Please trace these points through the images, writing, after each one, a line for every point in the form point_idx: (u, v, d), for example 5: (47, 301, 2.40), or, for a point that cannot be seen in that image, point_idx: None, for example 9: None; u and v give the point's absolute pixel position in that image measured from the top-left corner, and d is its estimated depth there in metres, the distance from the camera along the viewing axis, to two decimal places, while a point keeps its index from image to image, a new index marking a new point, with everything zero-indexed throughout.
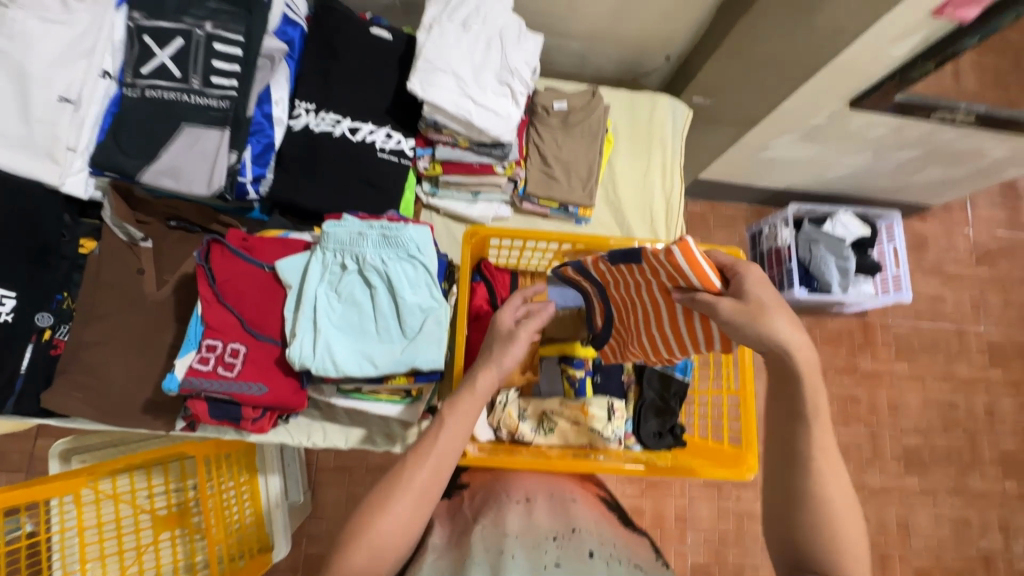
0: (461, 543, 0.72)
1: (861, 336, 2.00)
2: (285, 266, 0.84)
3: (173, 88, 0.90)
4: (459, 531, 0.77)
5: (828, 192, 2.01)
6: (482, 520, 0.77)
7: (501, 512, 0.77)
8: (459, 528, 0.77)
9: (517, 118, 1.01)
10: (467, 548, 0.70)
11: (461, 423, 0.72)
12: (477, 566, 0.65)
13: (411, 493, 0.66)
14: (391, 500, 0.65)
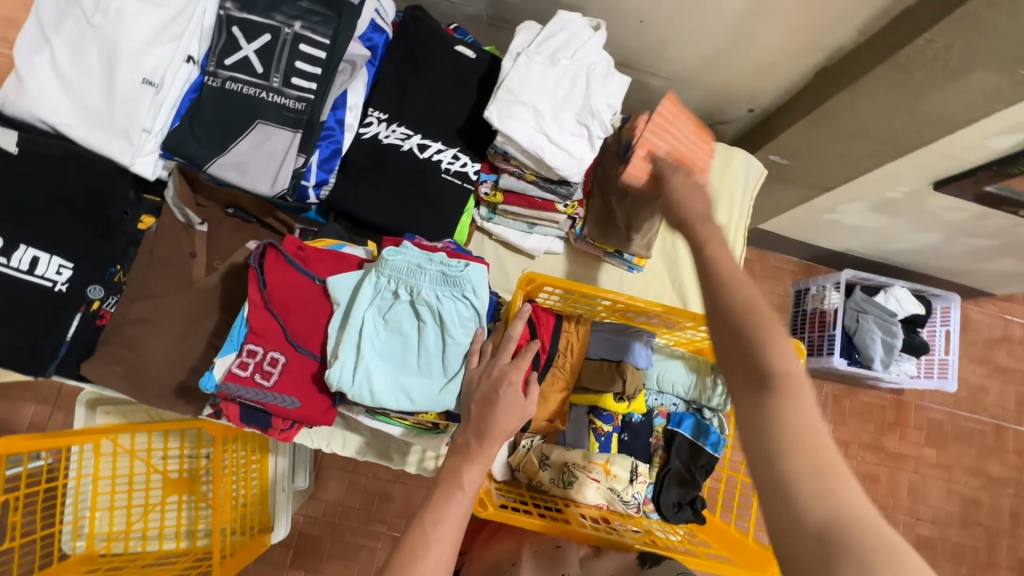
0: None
1: (892, 414, 1.93)
2: (338, 283, 0.82)
3: (253, 83, 0.89)
4: None
5: (886, 262, 1.92)
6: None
7: None
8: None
9: (589, 160, 0.98)
10: None
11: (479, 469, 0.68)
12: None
13: (441, 542, 0.61)
14: (421, 556, 0.60)
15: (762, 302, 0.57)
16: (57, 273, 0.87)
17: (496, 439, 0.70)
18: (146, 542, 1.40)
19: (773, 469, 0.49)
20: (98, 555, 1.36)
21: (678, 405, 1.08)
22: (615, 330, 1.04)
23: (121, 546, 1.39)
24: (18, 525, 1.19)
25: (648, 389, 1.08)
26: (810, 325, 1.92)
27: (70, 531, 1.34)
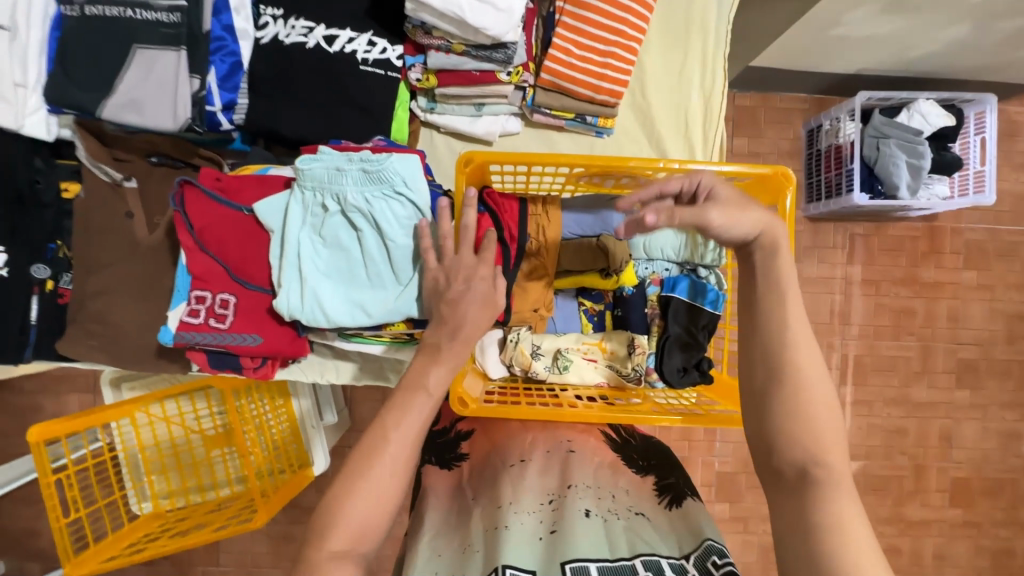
0: (459, 521, 0.71)
1: (926, 244, 1.83)
2: (265, 209, 0.76)
3: (116, 2, 0.79)
4: (460, 511, 0.73)
5: (908, 75, 1.69)
6: (483, 499, 0.73)
7: (496, 480, 0.74)
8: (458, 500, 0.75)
9: (520, 10, 0.83)
10: (467, 528, 0.69)
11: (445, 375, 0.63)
12: (477, 555, 0.64)
13: (399, 441, 0.60)
14: (377, 455, 0.59)
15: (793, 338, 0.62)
16: None
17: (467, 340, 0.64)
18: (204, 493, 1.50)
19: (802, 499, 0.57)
20: (166, 511, 1.47)
21: (671, 269, 1.00)
22: (586, 204, 0.96)
23: (184, 500, 1.49)
24: (78, 497, 1.30)
25: (636, 259, 0.99)
26: (826, 164, 1.75)
27: (133, 495, 1.46)
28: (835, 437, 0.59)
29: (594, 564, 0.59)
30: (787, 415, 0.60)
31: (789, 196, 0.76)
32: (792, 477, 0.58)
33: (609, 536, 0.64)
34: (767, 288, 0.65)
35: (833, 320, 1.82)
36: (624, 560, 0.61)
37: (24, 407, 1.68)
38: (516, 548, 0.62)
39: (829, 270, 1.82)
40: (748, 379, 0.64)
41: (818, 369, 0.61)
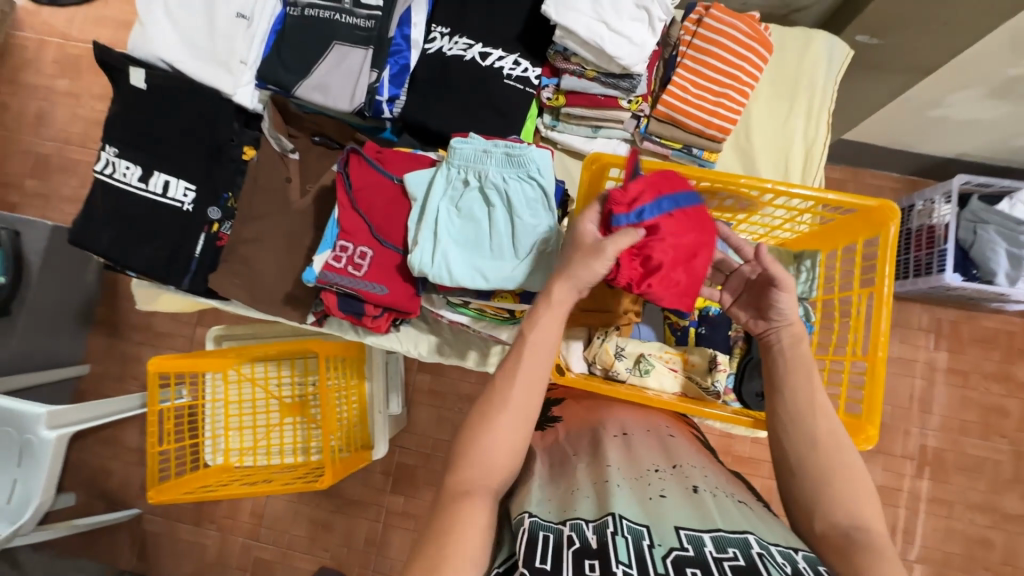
0: (563, 473, 0.73)
1: (1023, 341, 1.74)
2: (413, 179, 0.89)
3: (327, 7, 0.98)
4: (561, 462, 0.76)
5: (1011, 166, 1.69)
6: (582, 454, 0.76)
7: (598, 445, 0.77)
8: (563, 458, 0.77)
9: (651, 46, 0.96)
10: (571, 475, 0.71)
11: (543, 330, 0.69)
12: (585, 499, 0.65)
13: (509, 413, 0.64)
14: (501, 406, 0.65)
15: (816, 407, 0.70)
16: (183, 195, 1.03)
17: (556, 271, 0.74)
18: (269, 457, 1.60)
19: (851, 534, 0.61)
20: (233, 467, 1.58)
21: None
22: None
23: (251, 459, 1.60)
24: (170, 432, 1.44)
25: None
26: (916, 243, 1.73)
27: (211, 445, 1.58)
28: (869, 498, 0.64)
29: (709, 533, 0.58)
30: (823, 479, 0.65)
31: (892, 229, 0.80)
32: (838, 539, 0.62)
33: (722, 509, 0.63)
34: (789, 369, 0.73)
35: (913, 405, 1.73)
36: (735, 532, 0.58)
37: (129, 353, 1.87)
38: (628, 503, 0.62)
39: (913, 351, 1.76)
40: (780, 449, 0.71)
41: (841, 435, 0.68)
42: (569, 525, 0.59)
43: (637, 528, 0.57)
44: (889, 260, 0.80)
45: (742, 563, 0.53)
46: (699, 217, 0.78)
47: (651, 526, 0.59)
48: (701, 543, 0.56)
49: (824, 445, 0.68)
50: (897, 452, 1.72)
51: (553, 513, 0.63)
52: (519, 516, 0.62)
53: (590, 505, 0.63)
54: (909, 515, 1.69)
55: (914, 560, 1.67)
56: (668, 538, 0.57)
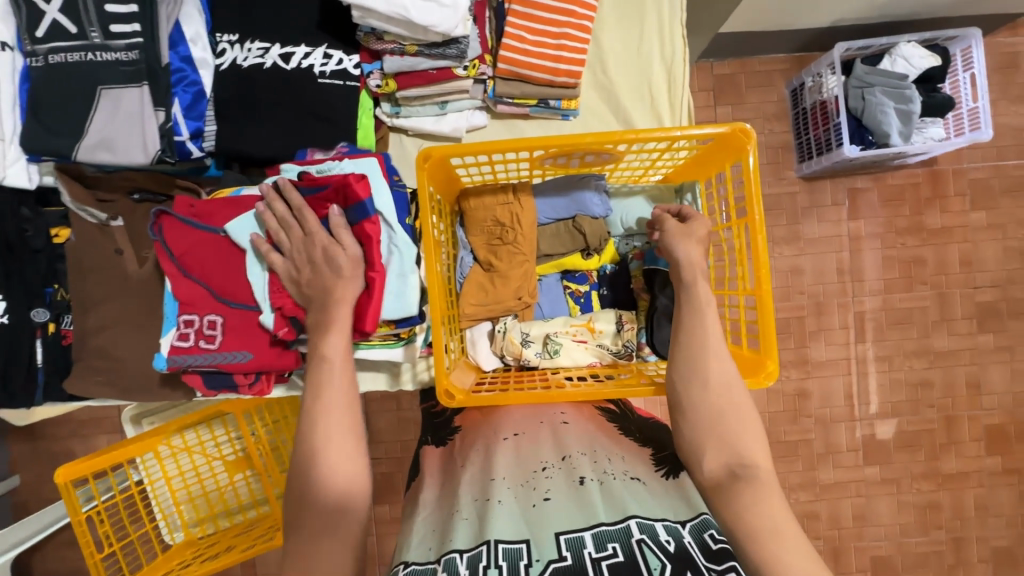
0: (451, 496, 0.69)
1: (928, 189, 1.78)
2: (236, 228, 0.80)
3: (75, 47, 0.81)
4: (450, 483, 0.73)
5: (887, 20, 1.65)
6: (470, 463, 0.74)
7: (489, 452, 0.74)
8: (455, 475, 0.74)
9: (464, 3, 0.85)
10: (456, 499, 0.67)
11: (340, 337, 0.73)
12: (464, 523, 0.61)
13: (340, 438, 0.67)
14: (316, 430, 0.67)
15: (713, 352, 0.72)
16: None
17: (348, 275, 0.74)
18: (231, 518, 1.53)
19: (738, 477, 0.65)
20: (198, 538, 1.51)
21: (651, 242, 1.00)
22: (558, 187, 0.95)
23: (213, 526, 1.53)
24: (110, 532, 1.34)
25: (614, 236, 1.01)
26: (813, 121, 1.71)
27: (164, 526, 1.49)
28: (756, 439, 0.68)
29: (589, 532, 0.56)
30: (716, 415, 0.69)
31: (751, 152, 0.76)
32: (723, 478, 0.65)
33: (606, 496, 0.61)
34: (693, 309, 0.75)
35: (841, 279, 1.78)
36: (617, 522, 0.57)
37: (54, 453, 1.73)
38: (507, 521, 0.60)
39: (831, 228, 1.79)
40: (673, 393, 0.73)
41: (732, 377, 0.72)
42: (443, 562, 0.56)
43: (513, 549, 0.55)
44: (755, 187, 0.76)
45: (621, 560, 0.53)
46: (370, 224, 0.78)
47: (531, 539, 0.57)
48: (581, 546, 0.55)
49: (720, 394, 0.70)
50: (836, 326, 1.79)
51: (431, 551, 0.60)
52: (397, 568, 0.60)
53: (469, 530, 0.60)
54: (860, 380, 1.78)
55: (869, 418, 1.78)
56: (547, 551, 0.55)
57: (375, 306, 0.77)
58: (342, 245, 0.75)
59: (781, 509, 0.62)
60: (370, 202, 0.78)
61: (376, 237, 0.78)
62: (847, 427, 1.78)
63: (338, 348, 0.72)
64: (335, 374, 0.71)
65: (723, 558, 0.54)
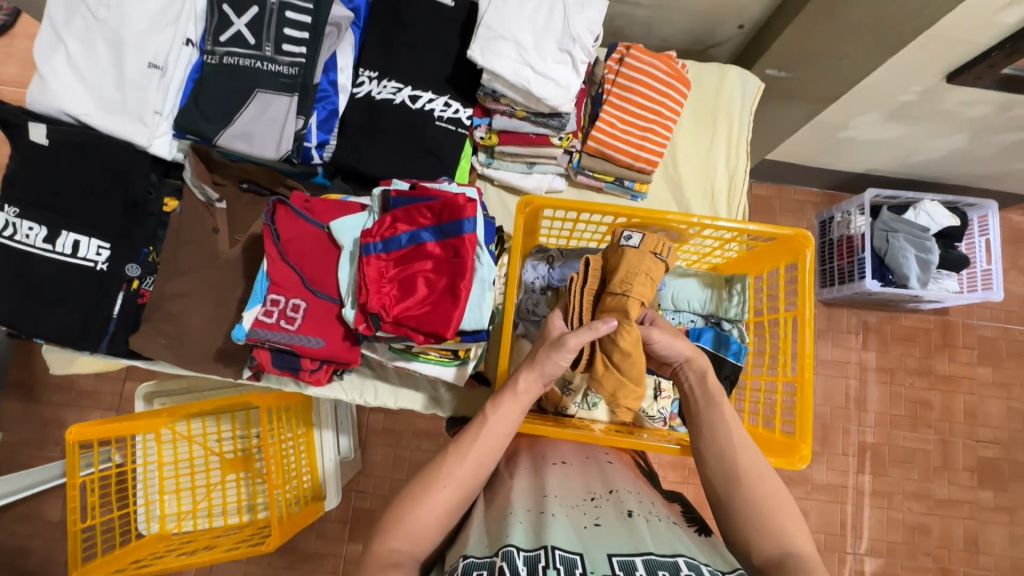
0: (498, 510, 0.73)
1: (939, 336, 1.89)
2: (340, 227, 0.88)
3: (248, 55, 0.95)
4: (499, 491, 0.78)
5: (913, 178, 1.85)
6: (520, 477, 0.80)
7: (540, 473, 0.80)
8: (501, 486, 0.79)
9: (577, 87, 0.99)
10: (511, 505, 0.72)
11: (502, 421, 0.75)
12: (520, 526, 0.66)
13: (454, 486, 0.70)
14: (438, 474, 0.70)
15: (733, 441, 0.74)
16: (96, 254, 0.97)
17: (530, 378, 0.78)
18: (212, 519, 1.50)
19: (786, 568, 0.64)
20: (171, 534, 1.46)
21: (696, 321, 1.06)
22: None
23: (191, 524, 1.49)
24: (95, 505, 1.31)
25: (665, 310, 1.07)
26: (838, 253, 1.86)
27: (143, 513, 1.45)
28: (797, 523, 0.68)
29: (640, 557, 0.60)
30: (756, 506, 0.69)
31: (808, 255, 0.87)
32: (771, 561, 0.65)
33: (653, 534, 0.66)
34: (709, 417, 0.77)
35: (849, 405, 1.84)
36: (667, 556, 0.61)
37: (47, 418, 1.71)
38: (564, 532, 0.64)
39: (844, 353, 1.87)
40: (710, 486, 0.74)
41: (761, 464, 0.72)
42: (501, 553, 0.59)
43: (570, 557, 0.59)
44: (808, 286, 0.86)
45: None
46: (466, 242, 0.82)
47: (584, 554, 0.61)
48: (632, 567, 0.59)
49: (751, 482, 0.71)
50: (839, 451, 1.81)
51: (488, 549, 0.64)
52: (457, 560, 0.63)
53: (524, 533, 0.64)
54: (856, 511, 1.78)
55: (862, 553, 1.75)
56: (601, 567, 0.59)
57: (457, 316, 0.81)
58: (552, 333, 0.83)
59: None
60: (470, 220, 0.82)
61: (471, 255, 0.82)
62: (839, 558, 1.75)
63: (499, 428, 0.74)
64: (494, 430, 0.74)
65: None
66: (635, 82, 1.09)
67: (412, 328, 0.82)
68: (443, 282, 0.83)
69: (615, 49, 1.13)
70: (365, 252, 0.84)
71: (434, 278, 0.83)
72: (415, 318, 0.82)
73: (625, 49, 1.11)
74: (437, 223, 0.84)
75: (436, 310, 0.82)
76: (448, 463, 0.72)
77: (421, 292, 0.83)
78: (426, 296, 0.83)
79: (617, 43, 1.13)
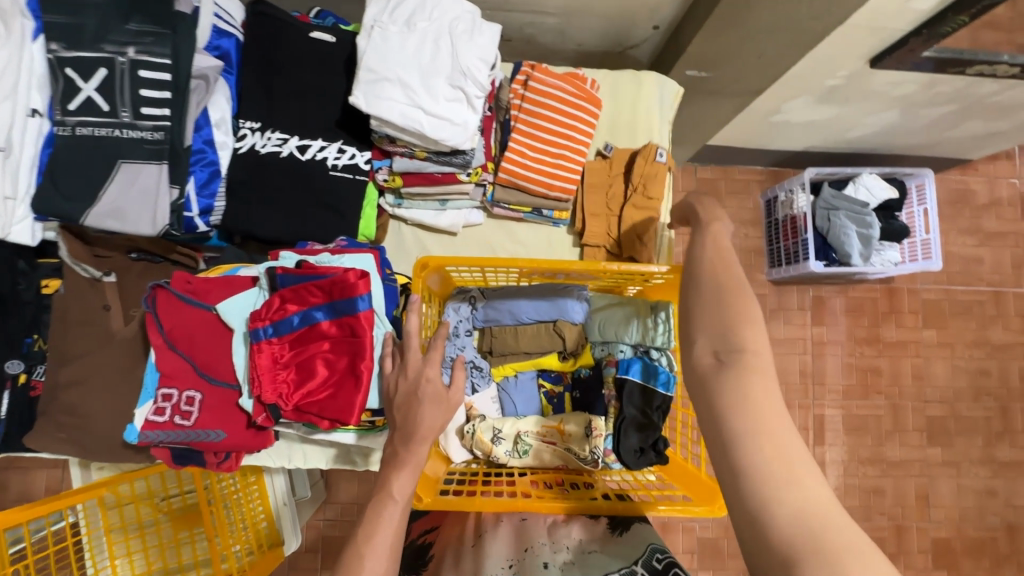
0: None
1: (885, 304, 1.92)
2: (227, 309, 0.81)
3: (104, 123, 0.85)
4: None
5: (852, 151, 1.83)
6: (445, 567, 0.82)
7: (459, 557, 0.83)
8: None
9: (475, 123, 0.92)
10: None
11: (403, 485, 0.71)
12: None
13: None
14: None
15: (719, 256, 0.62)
16: None
17: (426, 439, 0.73)
18: None
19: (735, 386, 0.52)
20: None
21: (625, 351, 1.04)
22: (542, 292, 1.02)
23: None
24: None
25: (593, 342, 1.06)
26: (783, 233, 1.85)
27: None
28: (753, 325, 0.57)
29: None
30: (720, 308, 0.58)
31: None
32: (708, 366, 0.56)
33: None
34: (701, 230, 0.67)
35: (804, 381, 1.87)
36: None
37: None
38: None
39: (796, 331, 1.89)
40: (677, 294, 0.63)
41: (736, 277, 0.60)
42: None
43: None
44: None
45: None
46: (362, 319, 0.76)
47: None
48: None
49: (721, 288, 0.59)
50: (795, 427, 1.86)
51: None
52: None
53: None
54: None
55: None
56: None
57: (361, 400, 0.77)
58: (451, 389, 0.77)
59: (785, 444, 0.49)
60: (363, 297, 0.76)
61: (369, 332, 0.77)
62: None
63: (404, 492, 0.71)
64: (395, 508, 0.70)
65: None
66: (541, 106, 1.04)
67: (314, 412, 0.78)
68: (343, 362, 0.78)
69: (519, 70, 1.06)
70: (255, 338, 0.78)
71: (333, 359, 0.78)
72: (316, 403, 0.78)
73: (529, 70, 1.05)
74: (330, 300, 0.78)
75: (337, 394, 0.77)
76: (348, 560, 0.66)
77: (319, 375, 0.78)
78: (327, 378, 0.78)
79: (521, 63, 1.06)
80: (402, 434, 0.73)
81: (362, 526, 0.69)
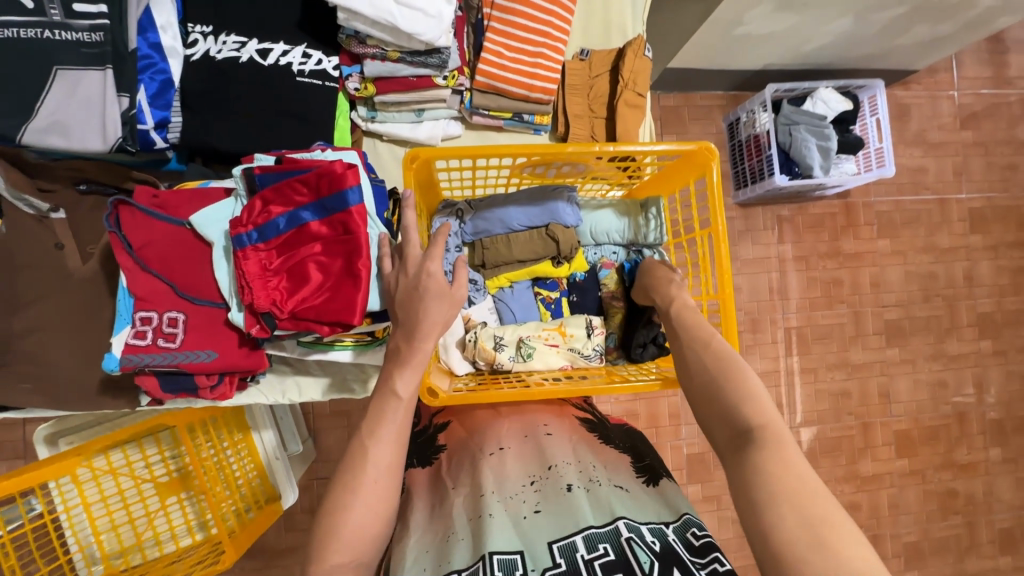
0: (443, 516, 0.74)
1: (843, 218, 2.00)
2: (202, 220, 0.75)
3: (29, 23, 0.76)
4: (441, 498, 0.78)
5: (807, 67, 1.87)
6: (462, 485, 0.78)
7: (477, 469, 0.79)
8: (444, 497, 0.78)
9: (449, 16, 0.87)
10: (451, 518, 0.73)
11: (412, 374, 0.69)
12: (461, 542, 0.67)
13: (372, 480, 0.64)
14: (363, 467, 0.64)
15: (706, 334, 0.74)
16: None
17: (429, 334, 0.70)
18: (161, 546, 1.39)
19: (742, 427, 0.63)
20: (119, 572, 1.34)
21: (619, 252, 1.07)
22: (531, 198, 1.00)
23: (139, 557, 1.37)
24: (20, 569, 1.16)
25: (586, 246, 1.07)
26: (748, 153, 1.87)
27: (80, 559, 1.31)
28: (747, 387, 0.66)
29: (580, 536, 0.63)
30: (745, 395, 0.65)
31: (715, 168, 0.85)
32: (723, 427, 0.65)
33: (592, 504, 0.69)
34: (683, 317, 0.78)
35: (772, 296, 1.95)
36: (606, 524, 0.65)
37: None
38: (504, 532, 0.66)
39: (764, 250, 1.95)
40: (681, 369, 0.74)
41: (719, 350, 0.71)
42: None
43: (508, 560, 0.61)
44: (717, 200, 0.84)
45: (612, 558, 0.61)
46: (353, 216, 0.72)
47: (525, 551, 0.63)
48: (573, 550, 0.62)
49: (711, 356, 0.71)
50: (768, 339, 1.94)
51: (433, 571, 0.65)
52: None
53: (467, 547, 0.66)
54: (789, 390, 1.94)
55: (797, 425, 1.93)
56: (541, 560, 0.62)
57: (362, 299, 0.73)
58: (453, 285, 0.73)
59: (784, 464, 0.58)
60: (354, 190, 0.72)
61: (364, 229, 0.73)
62: None
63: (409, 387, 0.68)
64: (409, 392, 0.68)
65: (705, 549, 0.62)
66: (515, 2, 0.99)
67: (311, 319, 0.74)
68: (338, 264, 0.74)
69: None
70: (239, 245, 0.73)
71: (327, 262, 0.74)
72: (312, 309, 0.73)
73: None
74: (317, 198, 0.73)
75: (335, 296, 0.73)
76: (357, 448, 0.66)
77: (313, 279, 0.74)
78: (322, 283, 0.74)
79: None
80: (404, 330, 0.70)
81: (366, 419, 0.68)
